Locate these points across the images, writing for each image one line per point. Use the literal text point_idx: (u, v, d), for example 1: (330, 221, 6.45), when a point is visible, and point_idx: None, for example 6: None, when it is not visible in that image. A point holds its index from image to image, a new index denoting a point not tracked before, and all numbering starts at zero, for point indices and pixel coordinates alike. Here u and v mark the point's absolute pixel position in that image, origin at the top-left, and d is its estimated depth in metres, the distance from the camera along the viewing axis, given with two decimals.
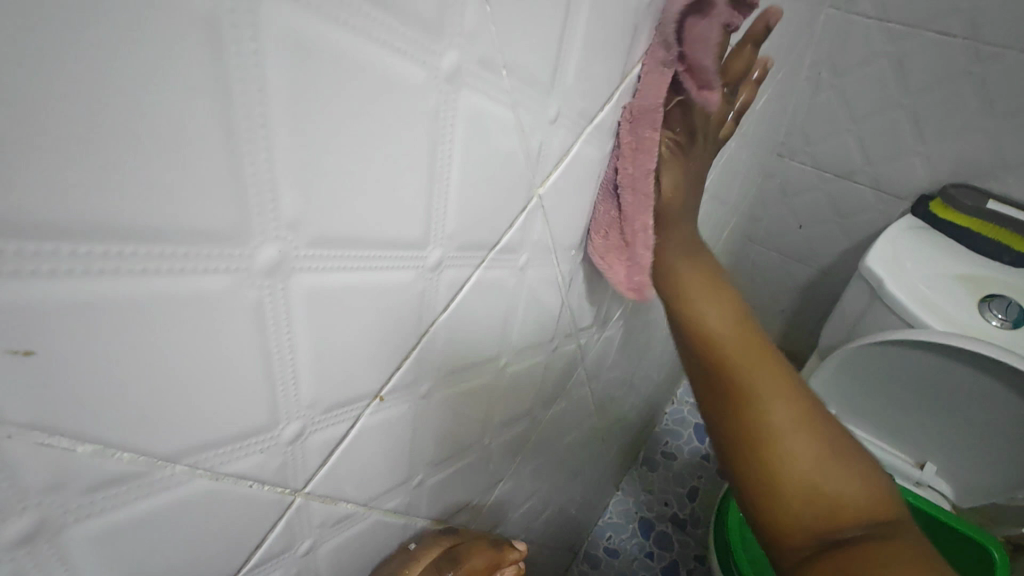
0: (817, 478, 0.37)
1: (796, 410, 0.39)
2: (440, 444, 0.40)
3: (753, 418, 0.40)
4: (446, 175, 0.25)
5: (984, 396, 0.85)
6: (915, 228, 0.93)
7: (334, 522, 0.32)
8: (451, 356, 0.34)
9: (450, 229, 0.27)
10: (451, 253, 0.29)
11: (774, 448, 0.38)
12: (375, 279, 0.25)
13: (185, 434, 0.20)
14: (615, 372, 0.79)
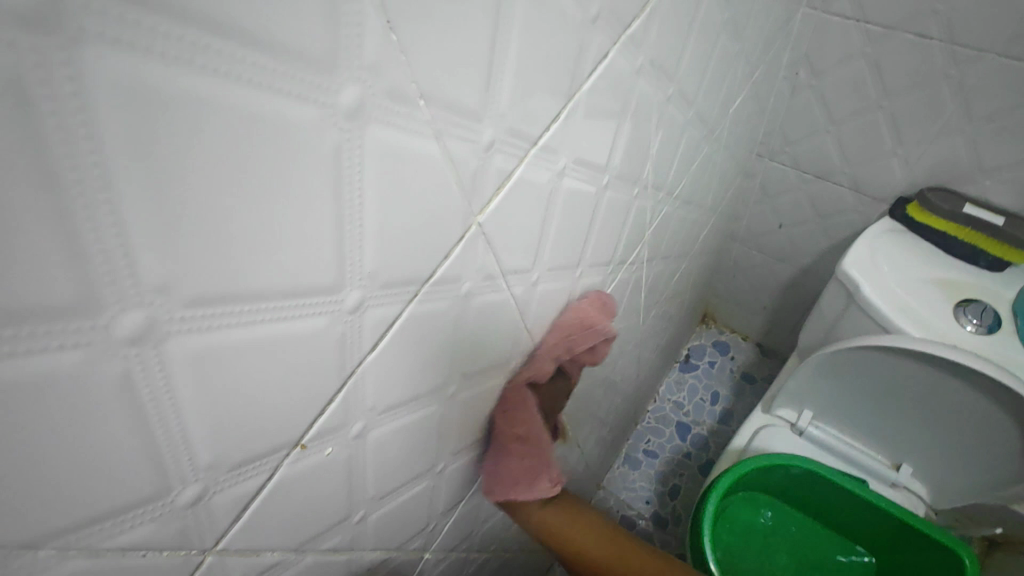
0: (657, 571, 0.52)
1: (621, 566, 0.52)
2: (384, 478, 0.38)
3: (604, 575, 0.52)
4: (358, 215, 0.23)
5: (958, 402, 0.84)
6: (893, 231, 0.92)
7: (259, 571, 0.31)
8: (387, 393, 0.33)
9: (368, 270, 0.25)
10: (373, 293, 0.27)
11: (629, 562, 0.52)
12: (280, 331, 0.23)
13: (45, 517, 0.18)
14: (587, 378, 0.78)
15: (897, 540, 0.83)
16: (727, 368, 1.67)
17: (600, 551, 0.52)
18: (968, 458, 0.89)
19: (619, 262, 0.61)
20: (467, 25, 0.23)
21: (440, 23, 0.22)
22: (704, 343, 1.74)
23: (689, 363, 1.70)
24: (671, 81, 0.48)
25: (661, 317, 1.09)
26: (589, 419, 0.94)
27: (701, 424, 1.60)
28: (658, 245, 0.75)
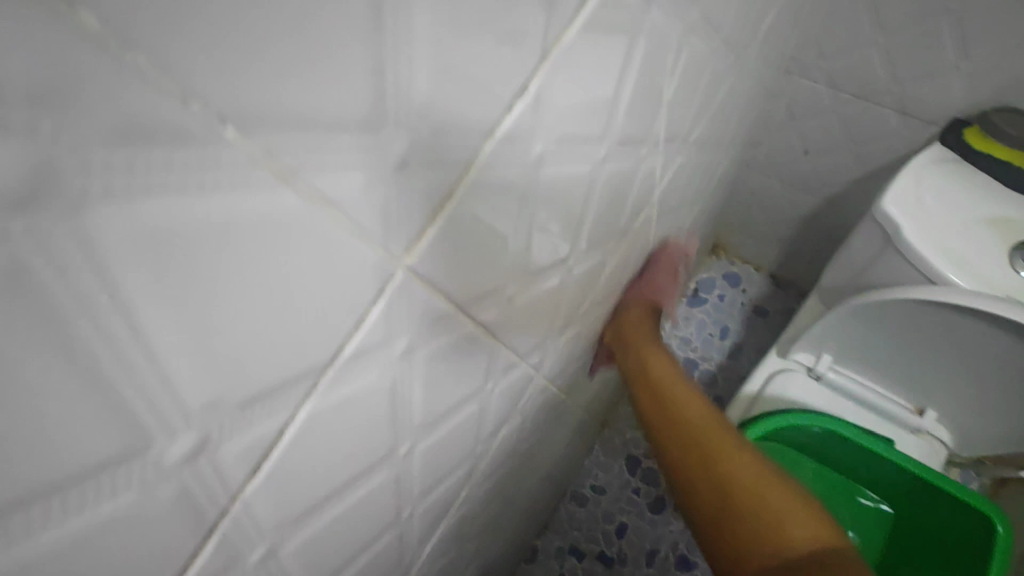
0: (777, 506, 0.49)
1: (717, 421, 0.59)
2: (329, 562, 0.31)
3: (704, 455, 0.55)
4: (149, 329, 0.15)
5: (995, 344, 0.80)
6: (946, 159, 0.79)
7: None
8: (301, 502, 0.25)
9: (205, 391, 0.18)
10: (229, 410, 0.19)
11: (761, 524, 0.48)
12: (71, 528, 0.16)
13: None
14: (592, 346, 0.70)
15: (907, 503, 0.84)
16: (737, 301, 1.57)
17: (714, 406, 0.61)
18: (998, 397, 0.87)
19: (623, 228, 0.51)
20: (298, 9, 0.14)
21: (234, 21, 0.13)
22: (712, 274, 1.60)
23: (697, 296, 1.58)
24: (692, 5, 0.36)
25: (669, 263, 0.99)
26: (594, 378, 0.88)
27: (710, 360, 1.52)
28: (670, 197, 0.64)
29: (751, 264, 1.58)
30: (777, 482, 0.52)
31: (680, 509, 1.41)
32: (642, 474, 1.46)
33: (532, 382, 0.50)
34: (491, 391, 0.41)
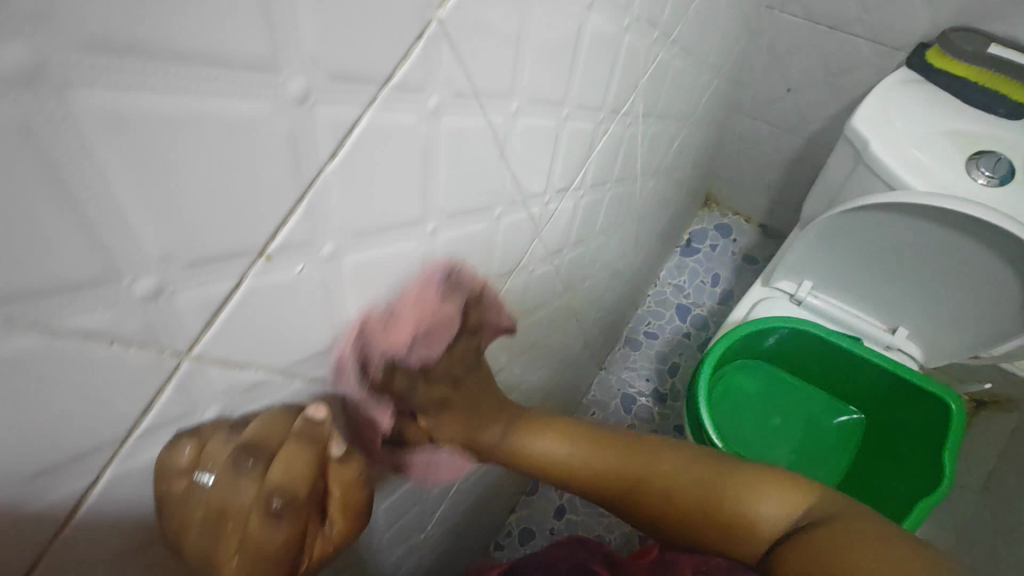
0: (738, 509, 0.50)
1: (644, 450, 0.56)
2: (371, 312, 0.38)
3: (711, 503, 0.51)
4: None
5: (956, 248, 0.88)
6: (910, 79, 0.87)
7: (243, 388, 0.31)
8: (358, 214, 0.31)
9: (312, 50, 0.24)
10: (325, 79, 0.25)
11: (734, 514, 0.50)
12: (221, 114, 0.22)
13: (26, 271, 0.19)
14: (587, 245, 0.77)
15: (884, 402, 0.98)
16: (728, 251, 1.64)
17: (627, 455, 0.56)
18: (961, 304, 0.95)
19: (611, 111, 0.59)
20: None
21: None
22: (705, 226, 1.67)
23: (690, 247, 1.66)
24: None
25: (659, 193, 1.07)
26: (589, 291, 0.96)
27: (701, 306, 1.61)
28: (656, 102, 0.72)
29: (741, 216, 1.65)
30: (693, 485, 0.52)
31: None
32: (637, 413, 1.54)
33: (533, 244, 0.58)
34: (499, 220, 0.48)
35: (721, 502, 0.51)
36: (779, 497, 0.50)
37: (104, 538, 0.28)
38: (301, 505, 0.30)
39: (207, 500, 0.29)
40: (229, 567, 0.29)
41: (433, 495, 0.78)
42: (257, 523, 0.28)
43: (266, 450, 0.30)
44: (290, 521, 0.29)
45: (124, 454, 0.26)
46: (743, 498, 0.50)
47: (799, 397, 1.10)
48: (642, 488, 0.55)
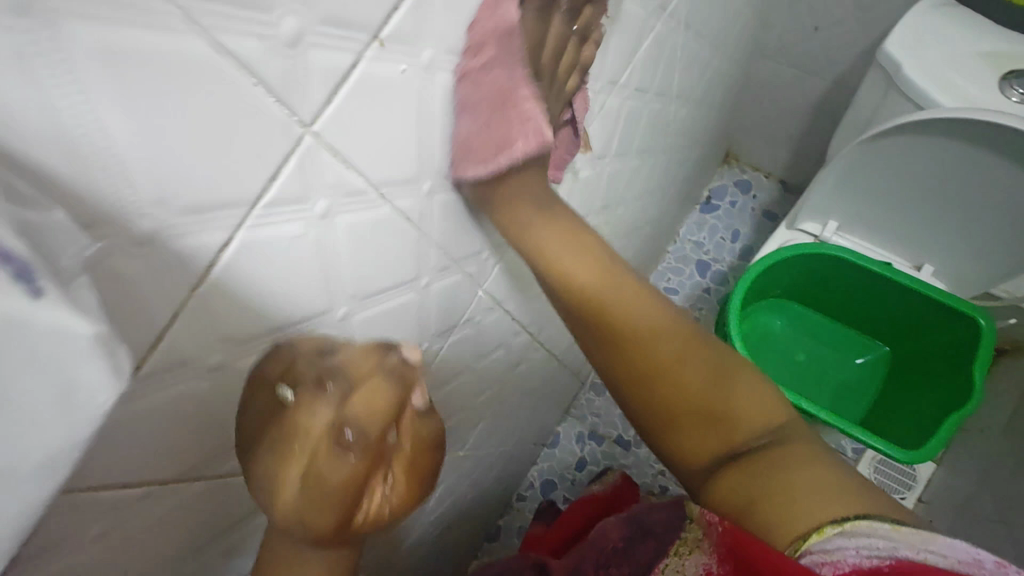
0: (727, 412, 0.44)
1: (688, 359, 0.45)
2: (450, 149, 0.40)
3: (674, 376, 0.45)
4: None
5: (985, 170, 0.90)
6: (941, 3, 0.88)
7: (347, 191, 0.33)
8: (451, 26, 0.34)
9: None
10: None
11: (716, 419, 0.43)
12: None
13: None
14: (624, 162, 0.79)
15: (923, 333, 0.97)
16: (748, 206, 1.65)
17: (669, 350, 0.45)
18: (987, 229, 0.97)
19: (657, 6, 0.61)
20: None
21: None
22: (725, 182, 1.68)
23: (710, 203, 1.66)
24: None
25: (686, 132, 1.09)
26: (620, 221, 0.98)
27: (721, 261, 1.62)
28: (693, 14, 0.74)
29: (761, 172, 1.66)
30: (696, 365, 0.45)
31: None
32: None
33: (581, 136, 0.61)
34: None
35: (703, 421, 0.44)
36: (765, 405, 0.44)
37: (226, 317, 0.30)
38: (371, 444, 0.30)
39: (287, 424, 0.30)
40: (289, 493, 0.30)
41: (475, 407, 0.81)
42: (324, 454, 0.29)
43: (353, 375, 0.30)
44: (357, 458, 0.30)
45: (253, 221, 0.28)
46: (718, 404, 0.44)
47: (836, 336, 1.09)
48: (657, 371, 0.45)
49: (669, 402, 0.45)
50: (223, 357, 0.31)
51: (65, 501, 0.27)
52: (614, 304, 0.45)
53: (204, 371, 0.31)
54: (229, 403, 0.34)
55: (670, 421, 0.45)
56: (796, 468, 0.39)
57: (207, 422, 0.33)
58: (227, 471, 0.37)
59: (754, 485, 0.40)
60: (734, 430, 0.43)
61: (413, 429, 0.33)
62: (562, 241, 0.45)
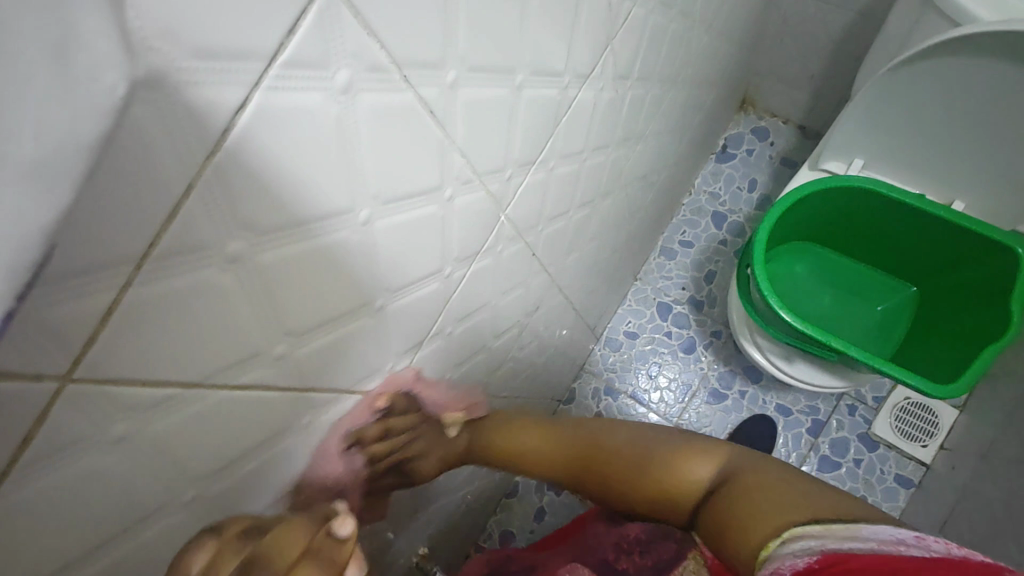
0: (666, 486, 0.55)
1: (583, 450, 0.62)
2: (474, 35, 0.37)
3: (642, 463, 0.57)
4: None
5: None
6: None
7: (369, 65, 0.30)
8: None
9: None
10: None
11: (668, 491, 0.55)
12: None
13: None
14: (645, 89, 0.76)
15: (956, 267, 0.94)
16: (765, 154, 1.60)
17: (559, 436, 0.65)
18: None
19: None
20: None
21: None
22: (740, 131, 1.63)
23: (725, 152, 1.62)
24: None
25: (706, 67, 1.04)
26: (640, 160, 0.95)
27: (738, 212, 1.58)
28: None
29: (778, 118, 1.60)
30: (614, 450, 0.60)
31: (709, 348, 1.52)
32: (673, 318, 1.55)
33: (604, 50, 0.58)
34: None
35: (654, 481, 0.55)
36: (689, 464, 0.54)
37: (245, 197, 0.28)
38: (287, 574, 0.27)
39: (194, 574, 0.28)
40: None
41: (495, 350, 0.80)
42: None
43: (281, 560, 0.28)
44: None
45: (271, 78, 0.25)
46: (673, 466, 0.55)
47: (862, 280, 1.06)
48: (584, 450, 0.62)
49: (641, 480, 0.56)
50: (242, 247, 0.29)
51: (81, 397, 0.25)
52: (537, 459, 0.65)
53: (222, 261, 0.28)
54: (249, 303, 0.31)
55: (645, 489, 0.56)
56: (756, 493, 0.47)
57: (231, 322, 0.31)
58: (249, 382, 0.35)
59: (727, 518, 0.47)
60: (677, 480, 0.54)
61: None
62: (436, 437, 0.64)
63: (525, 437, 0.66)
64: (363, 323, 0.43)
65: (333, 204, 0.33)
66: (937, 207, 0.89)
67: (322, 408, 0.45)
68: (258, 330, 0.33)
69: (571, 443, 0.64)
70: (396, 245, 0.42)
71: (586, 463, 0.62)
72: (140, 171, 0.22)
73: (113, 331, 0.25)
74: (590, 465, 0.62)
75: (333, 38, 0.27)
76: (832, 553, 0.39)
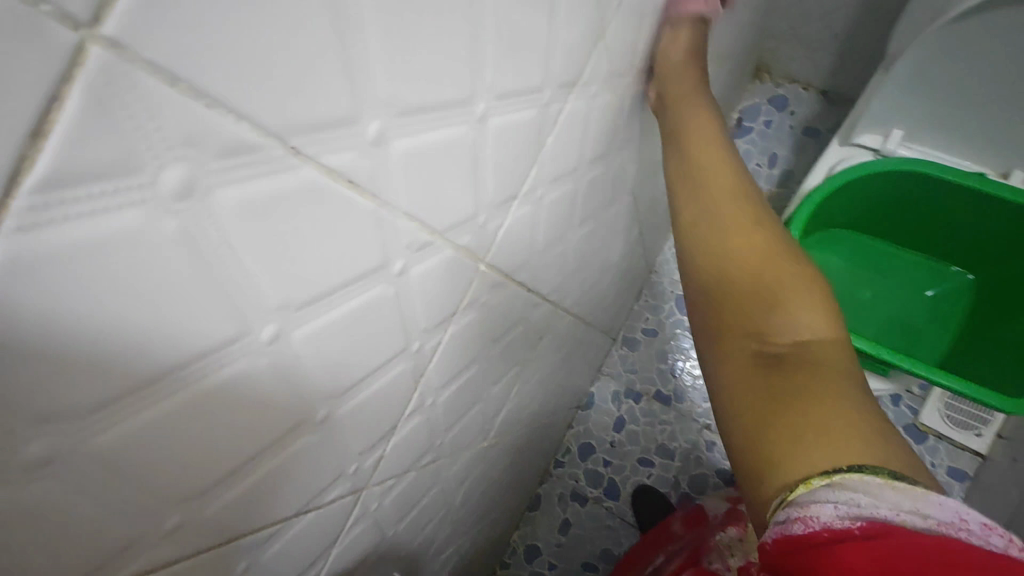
0: (770, 327, 0.43)
1: (778, 271, 0.46)
2: (402, 69, 0.26)
3: (751, 293, 0.46)
4: None
5: None
6: None
7: (223, 148, 0.20)
8: None
9: None
10: None
11: (767, 308, 0.44)
12: None
13: None
14: (648, 82, 0.64)
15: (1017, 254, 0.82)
16: (786, 126, 1.45)
17: (759, 251, 0.48)
18: None
19: None
20: None
21: None
22: (757, 101, 1.48)
23: (741, 127, 1.48)
24: None
25: (716, 42, 0.92)
26: (648, 156, 0.84)
27: (758, 192, 1.45)
28: None
29: (798, 84, 1.45)
30: (780, 259, 0.47)
31: None
32: None
33: (594, 48, 0.46)
34: None
35: (749, 308, 0.45)
36: (819, 324, 0.42)
37: (30, 383, 0.18)
38: None
39: None
40: None
41: (496, 394, 0.70)
42: None
43: None
44: None
45: (19, 212, 0.15)
46: (783, 307, 0.43)
47: (906, 268, 0.94)
48: (731, 278, 0.48)
49: (741, 316, 0.45)
50: (52, 443, 0.19)
51: None
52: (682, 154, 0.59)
53: (19, 472, 0.19)
54: (99, 496, 0.22)
55: (731, 329, 0.45)
56: (827, 360, 0.39)
57: (75, 527, 0.22)
58: (135, 572, 0.26)
59: (765, 390, 0.38)
60: (784, 327, 0.42)
61: None
62: (701, 137, 0.58)
63: (712, 154, 0.56)
64: (305, 443, 0.34)
65: (212, 337, 0.24)
66: (992, 184, 0.77)
67: (265, 545, 0.36)
68: (264, 425, 0.30)
69: (711, 243, 0.51)
70: (334, 345, 0.32)
71: (701, 263, 0.52)
72: None
73: None
74: (686, 235, 0.54)
75: (135, 125, 0.17)
76: (877, 521, 0.29)
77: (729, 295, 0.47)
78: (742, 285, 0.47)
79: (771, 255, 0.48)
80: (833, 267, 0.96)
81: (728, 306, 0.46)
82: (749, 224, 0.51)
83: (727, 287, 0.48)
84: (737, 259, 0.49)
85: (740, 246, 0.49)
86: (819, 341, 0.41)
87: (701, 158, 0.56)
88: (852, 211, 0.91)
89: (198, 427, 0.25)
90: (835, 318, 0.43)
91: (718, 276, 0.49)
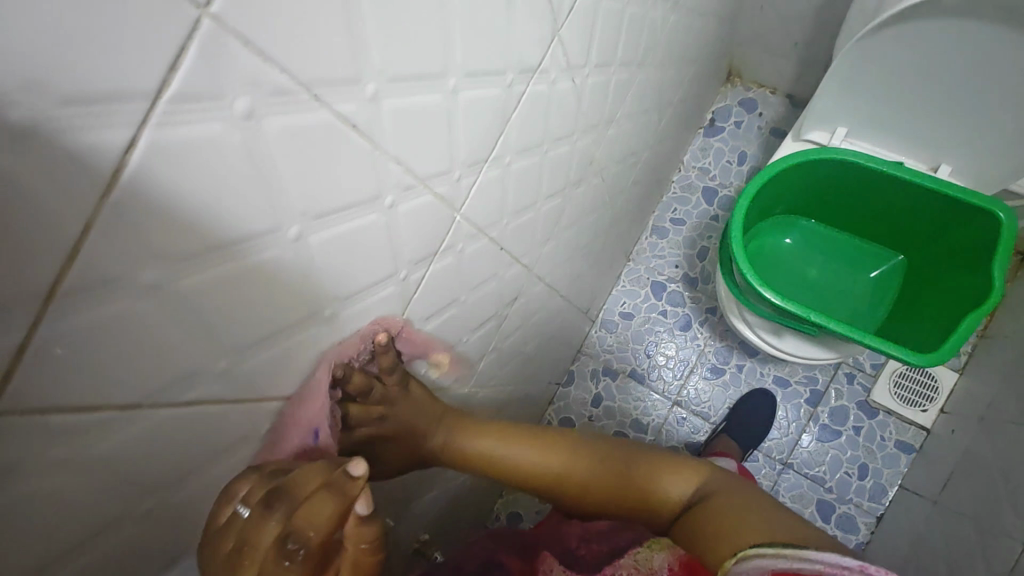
0: (651, 496, 0.67)
1: (613, 477, 0.68)
2: (391, 48, 0.37)
3: (640, 495, 0.67)
4: None
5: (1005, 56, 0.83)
6: None
7: (271, 89, 0.31)
8: None
9: None
10: None
11: (644, 497, 0.67)
12: None
13: None
14: (607, 76, 0.76)
15: (938, 232, 0.92)
16: (754, 126, 1.57)
17: (591, 461, 0.69)
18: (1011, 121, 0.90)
19: None
20: None
21: None
22: (728, 104, 1.60)
23: (713, 127, 1.59)
24: None
25: (679, 45, 1.03)
26: (614, 143, 0.95)
27: (728, 187, 1.56)
28: None
29: (766, 88, 1.57)
30: (593, 459, 0.69)
31: (705, 324, 1.52)
32: (667, 297, 1.55)
33: (551, 43, 0.57)
34: None
35: (629, 483, 0.68)
36: (679, 480, 0.68)
37: (151, 229, 0.29)
38: (310, 555, 0.36)
39: (239, 539, 0.38)
40: None
41: (474, 343, 0.81)
42: (271, 564, 0.36)
43: (297, 492, 0.39)
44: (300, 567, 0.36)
45: (160, 114, 0.26)
46: (653, 489, 0.67)
47: (852, 251, 1.05)
48: (580, 488, 0.69)
49: (633, 504, 0.67)
50: (159, 274, 0.30)
51: (9, 428, 0.27)
52: (525, 460, 0.68)
53: (139, 290, 0.29)
54: (180, 327, 0.33)
55: (626, 505, 0.68)
56: (716, 501, 0.62)
57: (163, 345, 0.33)
58: (195, 398, 0.37)
59: (630, 487, 0.67)
60: (661, 507, 0.67)
61: (356, 534, 0.39)
62: (510, 443, 0.69)
63: (535, 456, 0.68)
64: (315, 332, 0.45)
65: (256, 225, 0.34)
66: (914, 172, 0.88)
67: (282, 414, 0.46)
68: (287, 306, 0.40)
69: (592, 484, 0.68)
70: (339, 255, 0.43)
71: (578, 496, 0.69)
72: (27, 219, 0.24)
73: (33, 364, 0.27)
74: (586, 497, 0.69)
75: (223, 67, 0.28)
76: None
77: (605, 495, 0.68)
78: (604, 495, 0.68)
79: (614, 464, 0.69)
80: (782, 250, 1.07)
81: (614, 494, 0.68)
82: (598, 458, 0.69)
83: (614, 487, 0.68)
84: (593, 478, 0.68)
85: (626, 471, 0.68)
86: (666, 495, 0.67)
87: (495, 452, 0.68)
88: (795, 200, 1.03)
89: (243, 292, 0.36)
90: (637, 456, 0.70)
91: (615, 496, 0.68)
